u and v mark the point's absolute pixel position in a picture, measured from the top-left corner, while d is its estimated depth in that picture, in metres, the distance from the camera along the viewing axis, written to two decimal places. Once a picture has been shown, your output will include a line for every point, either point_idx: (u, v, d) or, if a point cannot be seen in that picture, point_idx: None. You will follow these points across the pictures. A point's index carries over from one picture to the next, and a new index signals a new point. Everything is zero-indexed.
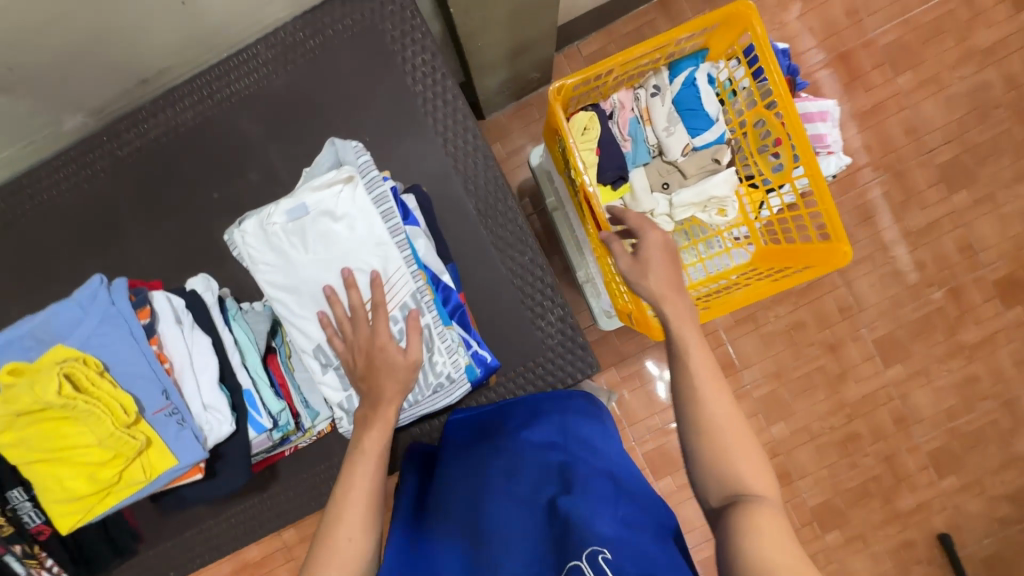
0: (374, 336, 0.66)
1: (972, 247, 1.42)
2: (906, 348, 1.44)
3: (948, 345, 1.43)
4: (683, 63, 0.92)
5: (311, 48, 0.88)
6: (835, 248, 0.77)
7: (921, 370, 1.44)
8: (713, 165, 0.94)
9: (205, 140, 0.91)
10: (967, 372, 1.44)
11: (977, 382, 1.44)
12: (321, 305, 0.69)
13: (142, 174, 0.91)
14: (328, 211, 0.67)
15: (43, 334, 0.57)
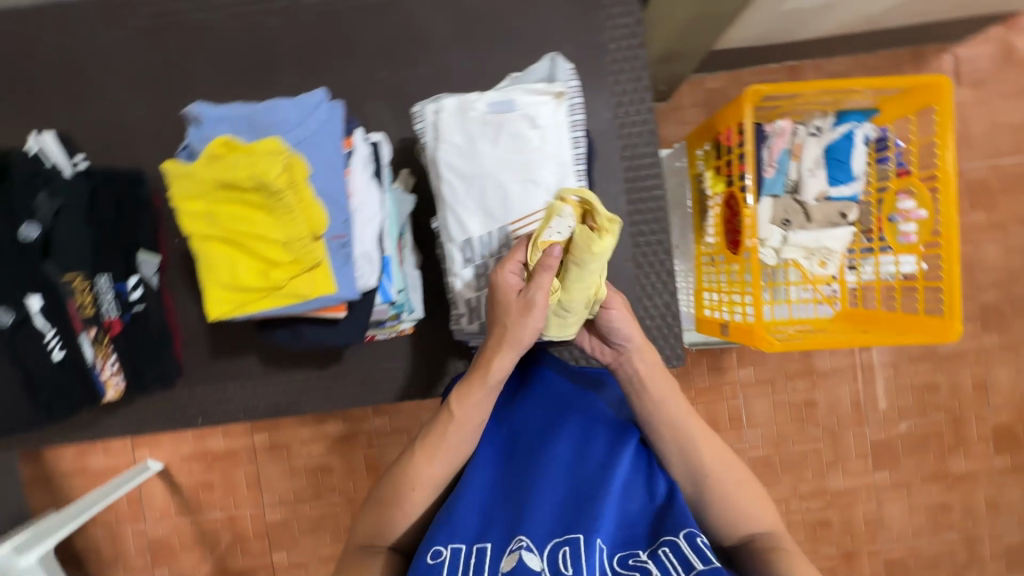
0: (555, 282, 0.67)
1: (986, 388, 1.48)
2: (898, 459, 1.49)
3: (935, 467, 1.49)
4: (849, 116, 0.96)
5: None
6: (948, 325, 0.83)
7: (905, 482, 1.49)
8: (837, 219, 0.99)
9: (388, 18, 0.90)
10: (942, 498, 1.50)
11: (942, 509, 1.50)
12: (511, 218, 0.70)
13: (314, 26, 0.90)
14: (531, 117, 0.68)
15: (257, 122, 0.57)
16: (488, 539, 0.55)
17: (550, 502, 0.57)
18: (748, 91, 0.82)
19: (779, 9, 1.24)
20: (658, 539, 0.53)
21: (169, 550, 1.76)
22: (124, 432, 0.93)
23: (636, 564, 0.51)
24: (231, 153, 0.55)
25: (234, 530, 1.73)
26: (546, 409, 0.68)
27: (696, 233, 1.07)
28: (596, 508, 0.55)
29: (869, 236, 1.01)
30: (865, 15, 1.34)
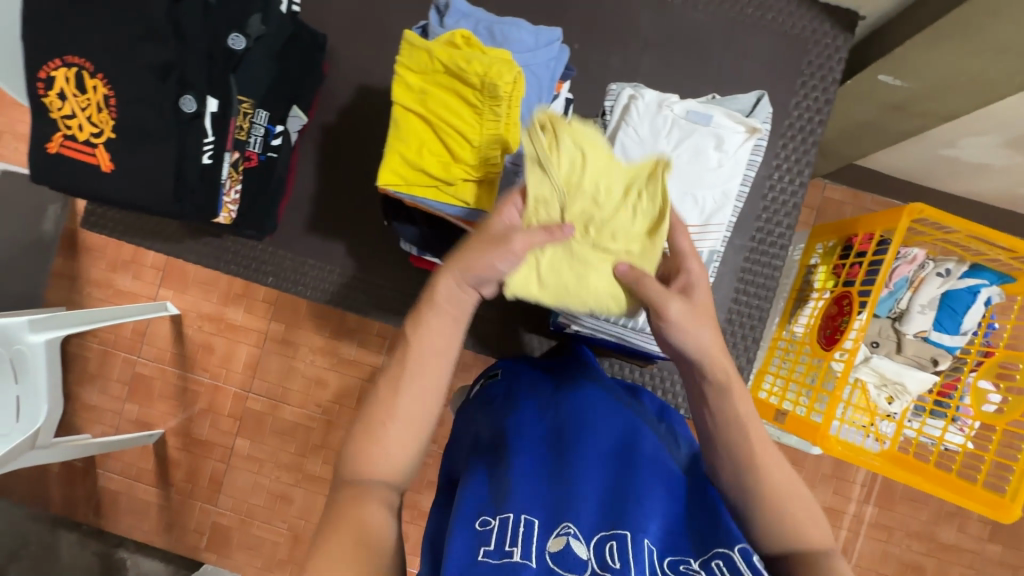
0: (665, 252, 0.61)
1: None
2: None
3: None
4: (983, 272, 0.95)
5: (744, 14, 0.92)
6: (1006, 505, 0.80)
7: None
8: (926, 362, 0.99)
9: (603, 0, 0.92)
10: None
11: None
12: None
13: None
14: (720, 138, 0.69)
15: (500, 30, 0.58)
16: (537, 513, 0.51)
17: (593, 496, 0.54)
18: (911, 205, 0.81)
19: (936, 151, 1.26)
20: (708, 549, 0.51)
21: (143, 387, 1.77)
22: (200, 259, 0.96)
23: (686, 571, 0.49)
24: (469, 47, 0.57)
25: (212, 401, 1.74)
26: (581, 408, 0.65)
27: (781, 317, 1.07)
28: (642, 507, 0.53)
29: (948, 393, 1.00)
30: (1008, 192, 1.33)
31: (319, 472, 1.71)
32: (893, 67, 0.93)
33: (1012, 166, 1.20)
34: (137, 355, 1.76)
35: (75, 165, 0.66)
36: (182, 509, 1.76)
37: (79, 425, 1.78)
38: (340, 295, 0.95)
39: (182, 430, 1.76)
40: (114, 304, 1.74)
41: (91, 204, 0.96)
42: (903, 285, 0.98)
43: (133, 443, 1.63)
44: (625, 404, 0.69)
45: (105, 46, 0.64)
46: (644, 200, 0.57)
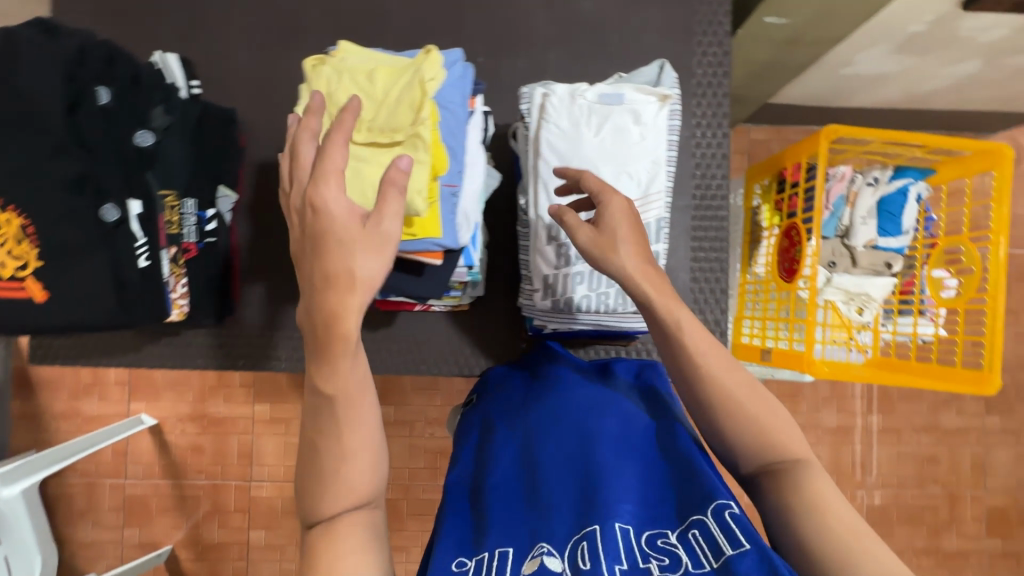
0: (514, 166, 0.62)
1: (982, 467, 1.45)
2: None
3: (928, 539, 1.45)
4: (907, 172, 1.01)
5: None
6: (986, 378, 0.85)
7: None
8: (881, 268, 1.04)
9: (496, 10, 0.95)
10: None
11: None
12: None
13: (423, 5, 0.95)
14: (636, 112, 0.71)
15: (390, 66, 0.57)
16: (510, 544, 0.54)
17: (564, 505, 0.57)
18: (826, 128, 0.86)
19: (837, 73, 1.33)
20: (686, 520, 0.53)
21: (139, 508, 1.68)
22: (161, 362, 0.93)
23: (665, 544, 0.51)
24: (378, 76, 0.57)
25: (216, 501, 1.68)
26: (550, 413, 0.67)
27: (742, 262, 1.11)
28: (612, 494, 0.55)
29: (909, 290, 1.05)
30: (910, 93, 1.42)
31: None
32: (776, 10, 0.98)
33: (906, 69, 1.29)
34: (125, 477, 1.68)
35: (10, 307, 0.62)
36: None
37: (82, 564, 1.68)
38: None
39: (193, 538, 1.68)
40: (87, 432, 1.66)
41: (35, 338, 0.92)
42: (840, 203, 1.03)
43: (143, 567, 1.55)
44: (595, 391, 0.70)
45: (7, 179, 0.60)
46: (406, 90, 0.55)
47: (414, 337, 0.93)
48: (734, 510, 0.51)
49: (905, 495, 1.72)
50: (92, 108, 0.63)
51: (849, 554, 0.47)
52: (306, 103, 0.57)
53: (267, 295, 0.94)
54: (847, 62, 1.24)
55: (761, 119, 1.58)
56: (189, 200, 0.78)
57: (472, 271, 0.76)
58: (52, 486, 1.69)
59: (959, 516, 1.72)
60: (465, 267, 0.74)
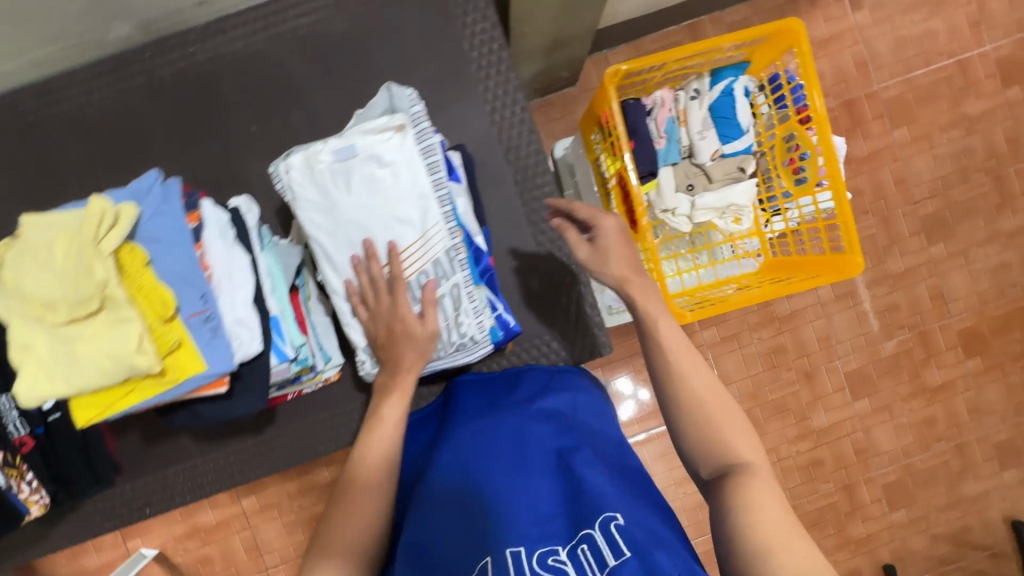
0: (397, 308, 0.71)
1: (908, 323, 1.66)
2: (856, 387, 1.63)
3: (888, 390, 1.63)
4: (723, 72, 0.96)
5: None
6: (849, 260, 0.83)
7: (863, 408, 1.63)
8: (738, 174, 0.99)
9: (253, 73, 0.90)
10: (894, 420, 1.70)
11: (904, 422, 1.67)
12: (382, 259, 0.71)
13: (177, 96, 0.89)
14: (377, 156, 0.69)
15: (66, 230, 0.53)
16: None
17: (466, 539, 0.65)
18: (607, 73, 0.81)
19: None
20: (576, 534, 0.61)
21: None
22: (72, 539, 0.92)
23: (556, 562, 0.60)
24: (58, 241, 0.52)
25: None
26: (464, 450, 0.74)
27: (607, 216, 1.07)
28: (509, 527, 0.63)
29: (773, 185, 1.01)
30: None
31: None
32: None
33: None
34: None
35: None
36: None
37: None
38: (223, 477, 0.93)
39: None
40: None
41: None
42: (672, 127, 0.98)
43: None
44: (511, 420, 0.77)
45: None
46: (91, 244, 0.51)
47: (304, 421, 0.92)
48: (619, 521, 0.59)
49: (877, 350, 1.72)
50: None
51: (760, 548, 0.55)
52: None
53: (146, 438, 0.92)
54: None
55: (608, 44, 1.51)
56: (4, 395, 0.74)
57: (295, 362, 0.73)
58: None
59: (934, 351, 1.73)
60: (282, 362, 0.71)
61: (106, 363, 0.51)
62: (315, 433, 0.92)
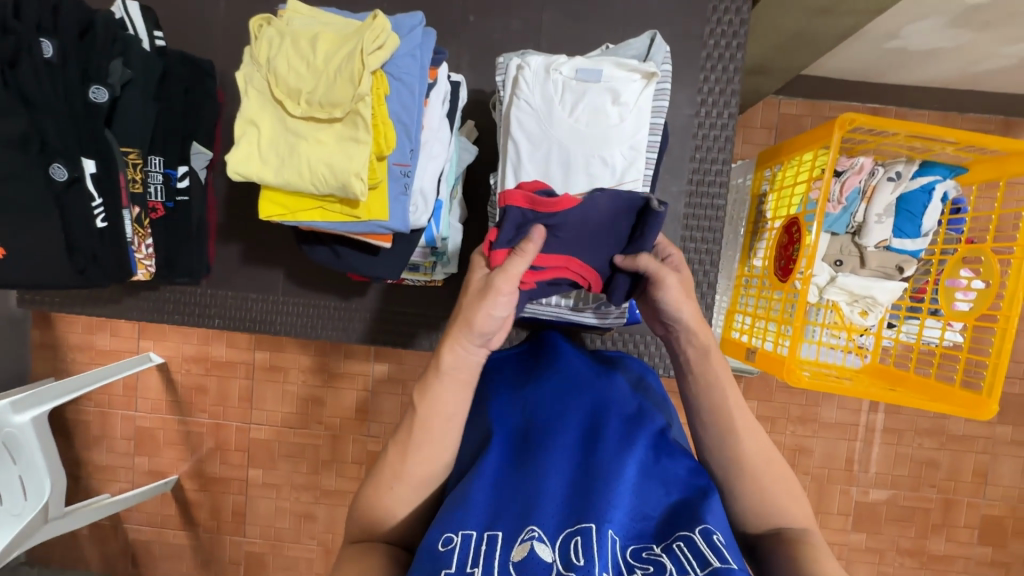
0: None
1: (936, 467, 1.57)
2: (879, 526, 1.49)
3: (915, 543, 1.49)
4: (935, 168, 0.91)
5: None
6: (983, 403, 0.80)
7: (880, 550, 1.49)
8: (892, 271, 0.96)
9: None
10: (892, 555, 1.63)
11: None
12: (569, 191, 0.68)
13: None
14: (615, 93, 0.66)
15: (333, 34, 0.60)
16: (499, 526, 0.50)
17: (556, 490, 0.53)
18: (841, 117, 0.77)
19: (880, 45, 1.20)
20: (671, 534, 0.49)
21: (148, 439, 1.79)
22: (142, 315, 0.96)
23: (649, 557, 0.47)
24: (329, 42, 0.59)
25: (218, 439, 1.78)
26: (552, 408, 0.65)
27: (741, 254, 1.05)
28: (605, 498, 0.51)
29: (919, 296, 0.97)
30: (962, 72, 1.27)
31: (342, 485, 1.77)
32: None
33: (958, 46, 1.15)
34: (137, 409, 1.78)
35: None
36: (213, 543, 1.81)
37: (98, 486, 1.82)
38: (290, 326, 0.94)
39: (197, 471, 1.79)
40: (99, 365, 1.75)
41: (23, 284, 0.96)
42: (853, 198, 0.94)
43: (150, 494, 1.67)
44: (610, 397, 0.68)
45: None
46: (355, 55, 0.58)
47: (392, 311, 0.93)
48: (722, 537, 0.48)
49: None
50: (32, 60, 0.62)
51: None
52: (257, 72, 0.61)
53: (243, 259, 0.94)
54: (893, 34, 1.12)
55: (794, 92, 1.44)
56: (155, 156, 0.76)
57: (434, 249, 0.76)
58: (69, 412, 1.80)
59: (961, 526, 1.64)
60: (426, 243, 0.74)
61: (335, 167, 0.58)
62: (387, 324, 0.92)
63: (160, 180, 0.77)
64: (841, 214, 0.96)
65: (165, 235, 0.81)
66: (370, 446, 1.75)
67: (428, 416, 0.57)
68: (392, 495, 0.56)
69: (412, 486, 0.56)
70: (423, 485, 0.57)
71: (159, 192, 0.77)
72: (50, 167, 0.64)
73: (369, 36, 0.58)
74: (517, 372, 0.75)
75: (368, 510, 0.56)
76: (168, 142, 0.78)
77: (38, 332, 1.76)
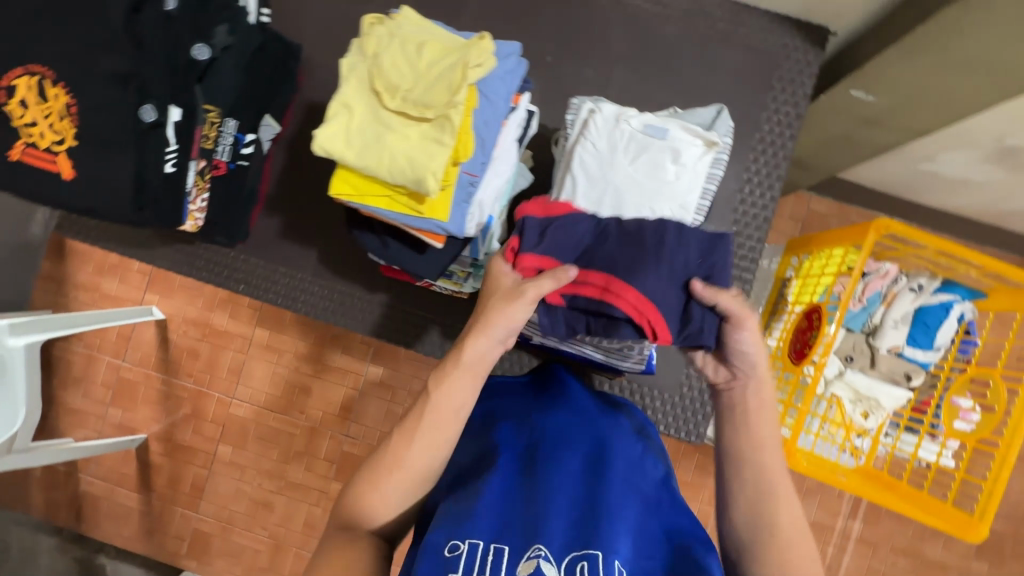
0: None
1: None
2: None
3: None
4: (956, 288, 0.95)
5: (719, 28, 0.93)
6: (974, 526, 0.80)
7: None
8: (900, 378, 0.98)
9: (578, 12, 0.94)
10: None
11: None
12: None
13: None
14: (676, 153, 0.70)
15: (437, 43, 0.65)
16: (504, 541, 0.53)
17: (563, 513, 0.55)
18: (878, 220, 0.81)
19: (917, 166, 1.26)
20: None
21: (126, 391, 1.77)
22: (170, 265, 0.98)
23: None
24: (431, 49, 0.64)
25: (196, 407, 1.76)
26: (561, 428, 0.66)
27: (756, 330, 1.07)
28: (614, 529, 0.53)
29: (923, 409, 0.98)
30: (989, 206, 1.33)
31: (307, 480, 1.73)
32: (865, 84, 0.93)
33: (990, 181, 1.20)
34: (124, 360, 1.77)
35: (36, 173, 0.67)
36: (163, 512, 1.75)
37: (64, 428, 1.78)
38: (307, 306, 0.96)
39: (167, 435, 1.76)
40: (99, 308, 1.75)
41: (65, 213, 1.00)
42: (873, 300, 0.98)
43: (114, 447, 1.63)
44: (615, 425, 0.69)
45: (62, 49, 0.66)
46: (455, 66, 0.62)
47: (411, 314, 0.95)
48: None
49: None
50: (155, 10, 0.67)
51: None
52: (358, 60, 0.65)
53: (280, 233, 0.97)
54: (930, 158, 1.19)
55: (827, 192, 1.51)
56: (231, 120, 0.81)
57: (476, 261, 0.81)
58: (56, 348, 1.78)
59: None
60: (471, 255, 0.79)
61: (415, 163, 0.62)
62: (404, 325, 0.94)
63: (230, 142, 0.81)
64: (857, 311, 0.99)
65: (222, 196, 0.85)
66: (345, 446, 1.73)
67: (430, 406, 0.61)
68: (388, 484, 0.61)
69: (402, 476, 0.61)
70: (416, 473, 0.61)
71: (225, 153, 0.82)
72: (142, 109, 0.67)
73: (472, 51, 0.63)
74: (523, 392, 0.78)
75: (361, 500, 0.61)
76: (246, 110, 0.82)
77: (49, 264, 1.77)
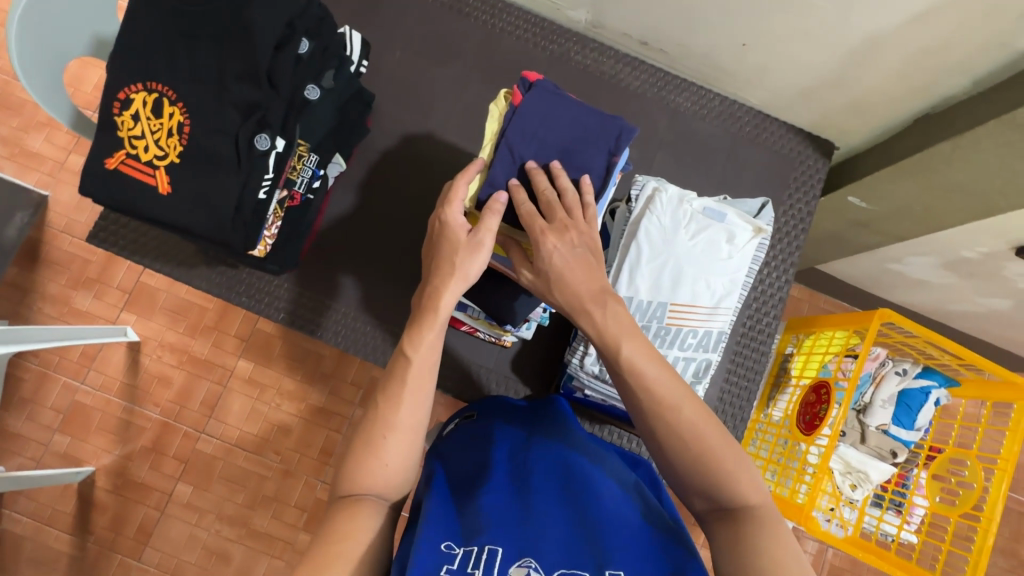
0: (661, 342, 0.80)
1: None
2: None
3: None
4: (934, 375, 1.08)
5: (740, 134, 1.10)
6: None
7: None
8: (886, 454, 1.07)
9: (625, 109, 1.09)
10: None
11: None
12: (673, 300, 0.79)
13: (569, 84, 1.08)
14: (730, 235, 0.80)
15: None
16: (500, 545, 0.57)
17: (555, 529, 0.59)
18: (879, 310, 0.92)
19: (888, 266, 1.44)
20: None
21: (80, 418, 1.61)
22: (210, 287, 1.03)
23: None
24: None
25: (158, 440, 1.62)
26: (550, 455, 0.71)
27: (760, 402, 1.18)
28: (606, 542, 0.57)
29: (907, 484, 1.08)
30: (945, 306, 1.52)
31: (272, 528, 1.60)
32: (860, 191, 1.08)
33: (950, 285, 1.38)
34: (84, 383, 1.62)
35: (129, 181, 0.70)
36: (98, 559, 1.56)
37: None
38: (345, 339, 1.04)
39: (119, 470, 1.60)
40: (66, 324, 1.62)
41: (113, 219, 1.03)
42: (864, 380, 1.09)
43: (58, 479, 1.47)
44: (597, 449, 0.76)
45: (191, 75, 0.71)
46: None
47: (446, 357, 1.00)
48: None
49: None
50: (291, 53, 0.72)
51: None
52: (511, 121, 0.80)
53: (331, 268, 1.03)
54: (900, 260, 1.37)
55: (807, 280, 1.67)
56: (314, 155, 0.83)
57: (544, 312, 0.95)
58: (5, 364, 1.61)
59: None
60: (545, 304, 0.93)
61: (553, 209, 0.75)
62: None
63: (309, 175, 0.83)
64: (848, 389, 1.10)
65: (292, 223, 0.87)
66: (319, 493, 1.63)
67: (411, 370, 0.68)
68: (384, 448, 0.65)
69: (392, 437, 0.66)
70: (402, 437, 0.66)
71: (303, 185, 0.83)
72: (256, 137, 0.71)
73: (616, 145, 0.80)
74: (517, 416, 0.84)
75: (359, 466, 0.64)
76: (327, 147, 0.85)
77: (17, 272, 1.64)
